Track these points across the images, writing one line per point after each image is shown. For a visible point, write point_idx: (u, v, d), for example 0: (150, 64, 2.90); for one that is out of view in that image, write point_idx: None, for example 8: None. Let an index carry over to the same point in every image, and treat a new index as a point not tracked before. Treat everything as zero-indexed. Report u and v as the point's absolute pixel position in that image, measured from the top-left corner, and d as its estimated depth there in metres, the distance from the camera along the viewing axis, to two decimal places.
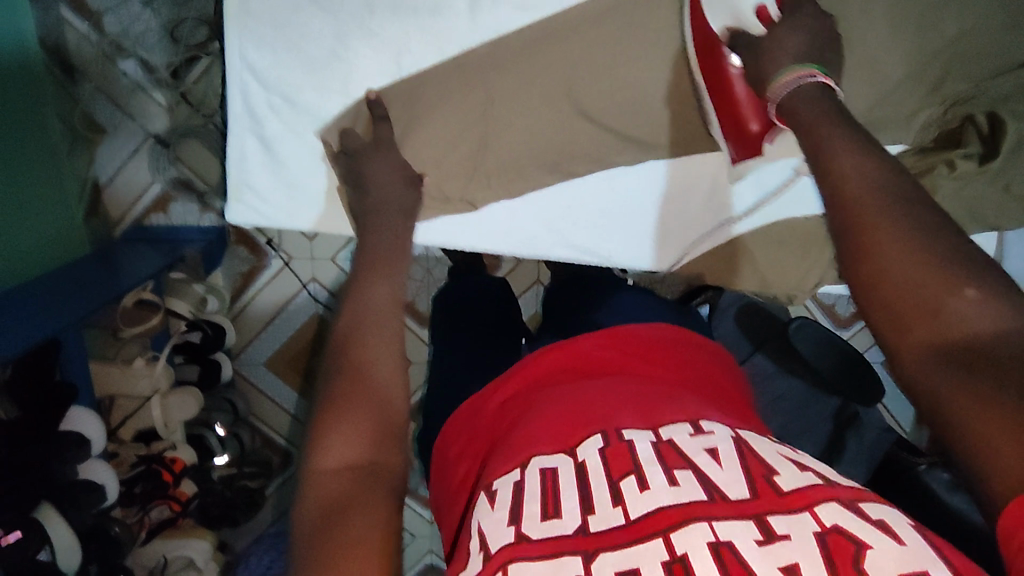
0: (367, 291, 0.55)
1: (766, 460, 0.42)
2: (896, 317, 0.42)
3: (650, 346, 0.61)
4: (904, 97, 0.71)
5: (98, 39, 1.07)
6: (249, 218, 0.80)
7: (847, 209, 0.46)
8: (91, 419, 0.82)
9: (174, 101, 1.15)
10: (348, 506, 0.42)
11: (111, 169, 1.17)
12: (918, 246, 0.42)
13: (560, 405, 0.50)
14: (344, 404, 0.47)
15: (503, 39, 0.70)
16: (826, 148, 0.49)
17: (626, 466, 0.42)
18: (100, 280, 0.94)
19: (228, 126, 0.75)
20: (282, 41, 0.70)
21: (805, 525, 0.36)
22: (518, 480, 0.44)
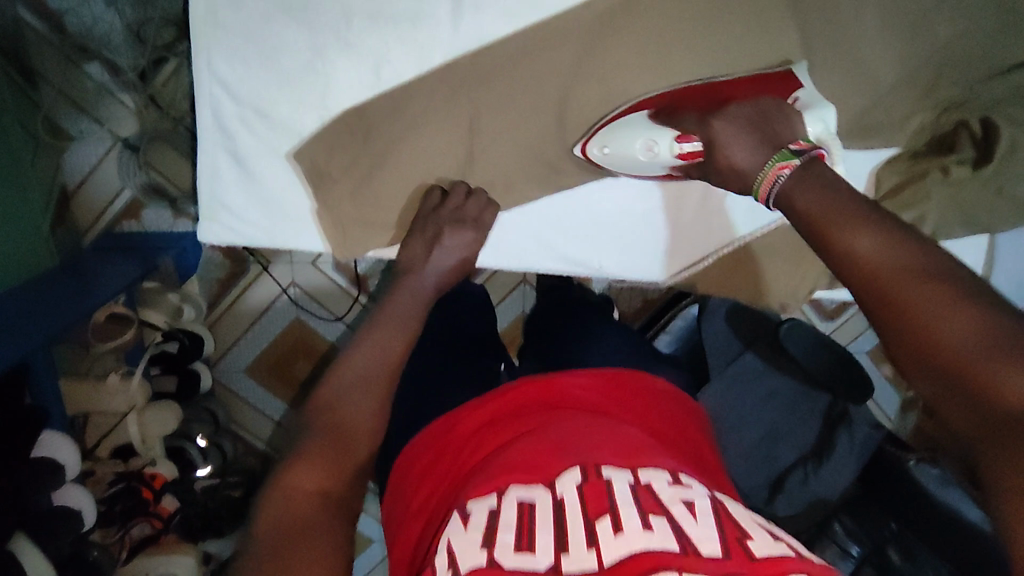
0: (372, 330, 0.62)
1: (741, 524, 0.43)
2: (936, 391, 0.41)
3: (641, 389, 0.62)
4: (894, 103, 0.70)
5: (58, 40, 1.02)
6: (225, 238, 0.77)
7: (866, 281, 0.44)
8: (65, 443, 0.78)
9: (142, 104, 1.10)
10: (305, 531, 0.46)
11: (78, 175, 1.14)
12: (959, 317, 0.40)
13: (540, 443, 0.52)
14: (331, 439, 0.53)
15: (488, 47, 0.67)
16: (833, 229, 0.47)
17: (601, 506, 0.44)
18: (67, 295, 0.90)
19: (198, 142, 0.71)
20: (253, 52, 0.67)
21: None
22: (495, 510, 0.45)
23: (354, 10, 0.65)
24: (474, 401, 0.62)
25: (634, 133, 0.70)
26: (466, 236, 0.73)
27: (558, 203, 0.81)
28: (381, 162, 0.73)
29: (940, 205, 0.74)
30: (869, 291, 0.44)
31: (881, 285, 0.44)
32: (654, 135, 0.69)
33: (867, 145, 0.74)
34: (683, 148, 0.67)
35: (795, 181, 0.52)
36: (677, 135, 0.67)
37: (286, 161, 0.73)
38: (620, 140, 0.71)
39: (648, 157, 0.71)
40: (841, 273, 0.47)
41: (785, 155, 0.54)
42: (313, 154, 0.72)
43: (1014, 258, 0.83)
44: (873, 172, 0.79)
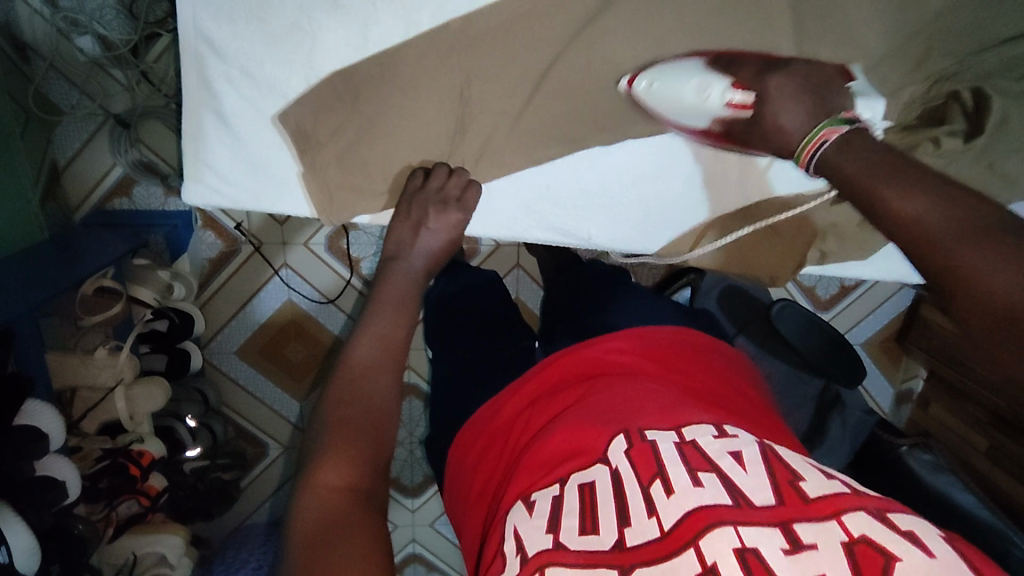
0: (375, 317, 0.59)
1: (792, 467, 0.44)
2: (1005, 354, 0.39)
3: (668, 353, 0.62)
4: (885, 75, 0.70)
5: (51, 14, 1.02)
6: (207, 198, 0.76)
7: (922, 248, 0.44)
8: (48, 411, 0.78)
9: (134, 80, 1.09)
10: (343, 526, 0.43)
11: (68, 151, 1.13)
12: (1015, 271, 0.38)
13: (572, 419, 0.52)
14: (352, 424, 0.50)
15: (475, 15, 0.67)
16: (883, 187, 0.47)
17: (652, 470, 0.45)
18: (61, 265, 0.91)
19: (183, 101, 0.71)
20: (241, 11, 0.66)
21: (832, 534, 0.37)
22: (557, 497, 0.46)
23: None
24: (510, 386, 0.63)
25: (687, 74, 0.67)
26: (450, 218, 0.72)
27: (551, 171, 0.79)
28: (371, 128, 0.72)
29: None
30: (922, 251, 0.44)
31: (934, 248, 0.43)
32: (706, 78, 0.66)
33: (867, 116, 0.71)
34: (732, 98, 0.64)
35: (838, 148, 0.53)
36: (729, 83, 0.65)
37: (273, 123, 0.72)
38: (667, 83, 0.67)
39: (696, 101, 0.67)
40: (897, 240, 0.46)
41: (836, 120, 0.55)
42: (298, 118, 0.72)
43: None
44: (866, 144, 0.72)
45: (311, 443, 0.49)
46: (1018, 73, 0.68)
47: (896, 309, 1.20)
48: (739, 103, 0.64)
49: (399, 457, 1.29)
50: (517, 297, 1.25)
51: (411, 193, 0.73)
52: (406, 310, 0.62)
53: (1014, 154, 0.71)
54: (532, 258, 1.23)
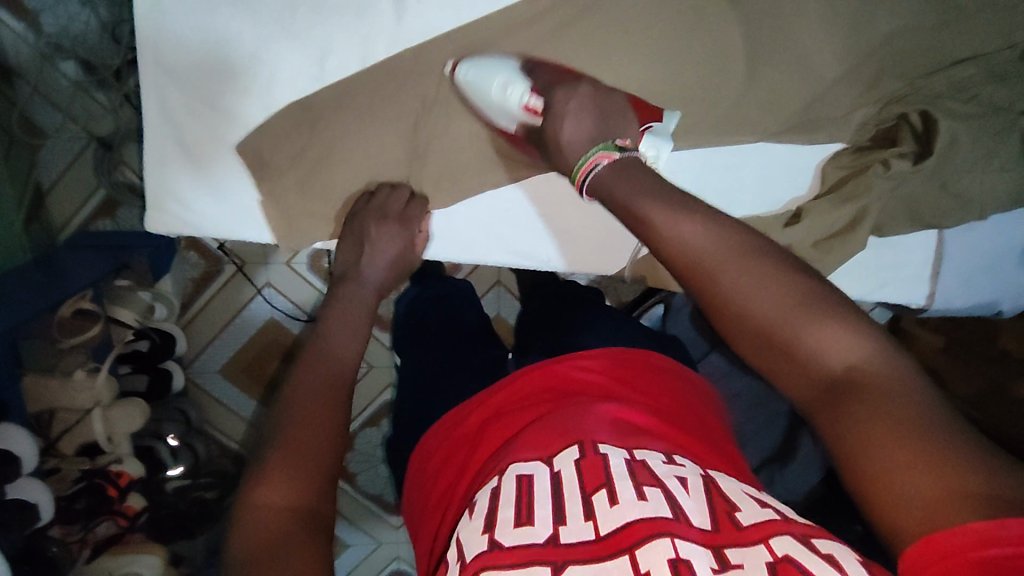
0: (331, 337, 0.62)
1: (730, 497, 0.45)
2: (771, 362, 0.47)
3: (634, 373, 0.63)
4: (837, 97, 0.73)
5: (35, 40, 1.05)
6: (168, 226, 0.75)
7: (689, 268, 0.50)
8: (21, 433, 0.78)
9: (117, 102, 1.13)
10: (282, 544, 0.44)
11: (52, 173, 1.11)
12: (769, 291, 0.47)
13: (531, 429, 0.53)
14: (296, 442, 0.51)
15: (434, 40, 0.70)
16: (651, 213, 0.52)
17: (598, 479, 0.45)
18: (37, 289, 0.90)
19: (143, 132, 0.72)
20: (201, 44, 0.69)
21: (759, 555, 0.38)
22: (496, 490, 0.47)
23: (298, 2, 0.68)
24: (481, 393, 0.64)
25: (495, 70, 0.68)
26: (394, 232, 0.73)
27: (511, 195, 0.81)
28: (326, 159, 0.74)
29: (882, 198, 0.73)
30: (693, 272, 0.49)
31: (706, 277, 0.49)
32: (512, 77, 0.68)
33: (814, 140, 0.75)
34: (529, 102, 0.68)
35: (616, 169, 0.58)
36: (529, 88, 0.68)
37: (234, 152, 0.73)
38: (480, 74, 0.68)
39: (499, 97, 0.69)
40: (665, 259, 0.52)
41: (608, 145, 0.60)
42: (259, 145, 0.73)
43: (961, 254, 0.87)
44: (816, 168, 0.78)
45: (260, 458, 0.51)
46: (968, 94, 0.71)
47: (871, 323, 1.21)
48: (533, 108, 0.68)
49: (380, 474, 1.29)
50: (497, 314, 1.26)
51: (364, 209, 0.74)
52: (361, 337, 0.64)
53: (966, 173, 0.72)
54: (512, 275, 1.24)
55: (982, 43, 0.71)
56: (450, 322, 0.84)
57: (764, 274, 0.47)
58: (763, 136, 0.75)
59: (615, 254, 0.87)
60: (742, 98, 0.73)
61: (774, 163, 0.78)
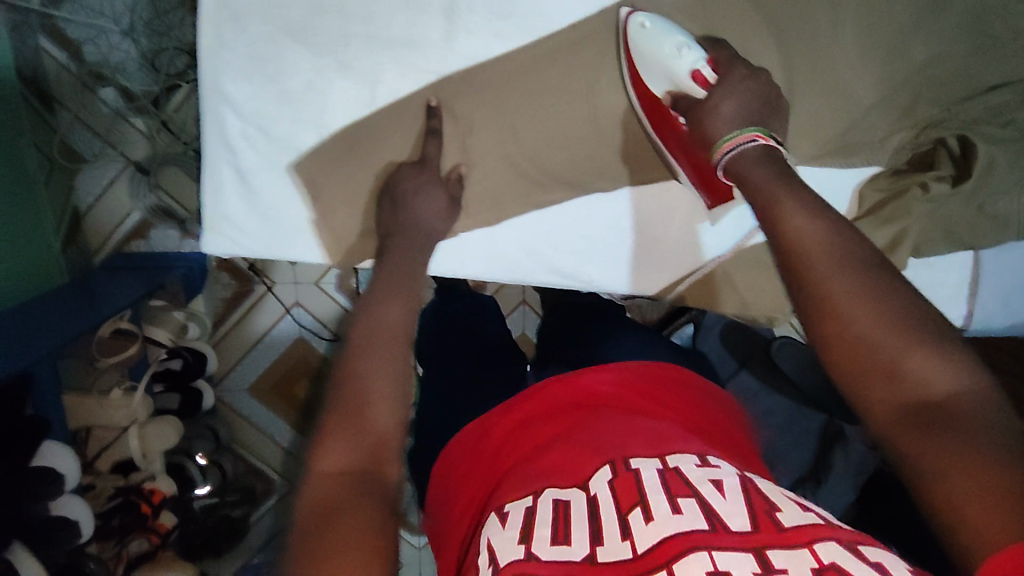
0: (377, 292, 0.61)
1: (771, 499, 0.44)
2: (856, 375, 0.44)
3: (654, 387, 0.63)
4: (873, 122, 0.74)
5: (77, 68, 1.08)
6: (226, 248, 0.79)
7: (797, 265, 0.48)
8: (63, 452, 0.79)
9: (155, 128, 1.15)
10: (339, 511, 0.45)
11: (90, 197, 1.19)
12: (874, 306, 0.44)
13: (564, 444, 0.54)
14: (356, 406, 0.51)
15: (481, 65, 0.72)
16: (782, 197, 0.52)
17: (633, 498, 0.45)
18: (73, 312, 0.91)
19: (201, 155, 0.75)
20: (258, 72, 0.71)
21: (803, 561, 0.38)
22: (531, 507, 0.47)
23: (352, 34, 0.70)
24: (503, 405, 0.63)
25: (676, 32, 0.66)
26: (438, 203, 0.72)
27: (553, 216, 0.82)
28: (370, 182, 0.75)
29: (922, 221, 0.76)
30: (802, 272, 0.47)
31: (810, 275, 0.47)
32: (690, 43, 0.65)
33: (852, 163, 0.77)
34: (701, 69, 0.65)
35: (748, 155, 0.58)
36: (706, 59, 0.65)
37: (287, 173, 0.76)
38: (658, 32, 0.67)
39: (670, 55, 0.65)
40: (777, 253, 0.50)
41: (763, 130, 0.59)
42: (313, 167, 0.75)
43: (997, 275, 0.88)
44: (854, 190, 0.79)
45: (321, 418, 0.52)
46: (1005, 118, 0.73)
47: None
48: (704, 77, 0.64)
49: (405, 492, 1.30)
50: (523, 334, 1.27)
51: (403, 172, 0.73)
52: (406, 288, 0.62)
53: (1001, 196, 0.75)
54: (537, 295, 1.25)
55: (1016, 68, 0.72)
56: (475, 338, 0.84)
57: (872, 285, 0.45)
58: (805, 158, 0.75)
59: (671, 274, 0.88)
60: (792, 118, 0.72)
61: (826, 182, 0.78)
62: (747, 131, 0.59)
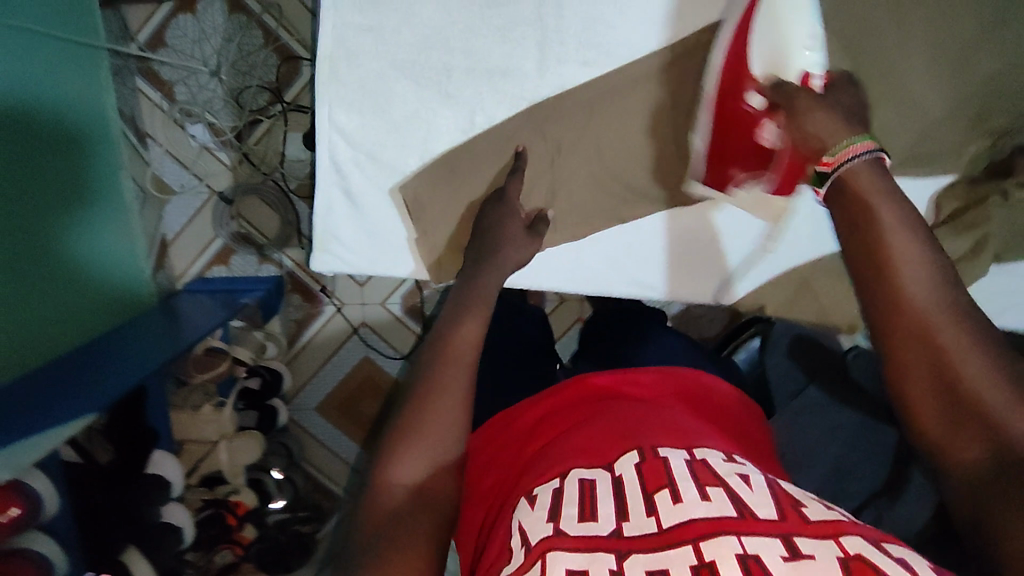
0: (470, 291, 0.65)
1: (796, 498, 0.43)
2: (949, 426, 0.45)
3: (685, 387, 0.65)
4: (946, 134, 0.78)
5: (168, 106, 1.16)
6: (333, 265, 0.88)
7: (899, 308, 0.48)
8: (170, 461, 0.86)
9: (236, 160, 1.21)
10: (398, 528, 0.46)
11: (176, 226, 1.23)
12: (984, 362, 0.44)
13: (596, 426, 0.53)
14: (419, 422, 0.51)
15: (567, 93, 0.77)
16: (878, 211, 0.51)
17: (660, 480, 0.44)
18: (159, 338, 0.97)
19: (317, 183, 0.82)
20: (372, 104, 0.78)
21: (830, 549, 0.37)
22: (558, 488, 0.46)
23: (454, 66, 0.76)
24: (527, 401, 0.65)
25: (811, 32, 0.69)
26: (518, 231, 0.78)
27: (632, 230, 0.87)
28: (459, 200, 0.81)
29: (1002, 226, 0.81)
30: (910, 323, 0.47)
31: (925, 321, 0.47)
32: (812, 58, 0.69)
33: (926, 174, 0.81)
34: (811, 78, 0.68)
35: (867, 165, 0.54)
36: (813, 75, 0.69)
37: (391, 196, 0.83)
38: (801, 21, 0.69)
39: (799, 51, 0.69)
40: (875, 294, 0.49)
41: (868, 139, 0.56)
42: (416, 189, 0.82)
43: None
44: (930, 199, 0.83)
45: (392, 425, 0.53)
46: None
47: None
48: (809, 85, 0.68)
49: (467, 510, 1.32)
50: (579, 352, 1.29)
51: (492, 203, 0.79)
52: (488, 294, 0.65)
53: None
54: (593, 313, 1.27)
55: None
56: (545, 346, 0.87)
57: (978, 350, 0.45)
58: None
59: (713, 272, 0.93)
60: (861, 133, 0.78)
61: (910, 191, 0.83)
62: (874, 142, 0.56)
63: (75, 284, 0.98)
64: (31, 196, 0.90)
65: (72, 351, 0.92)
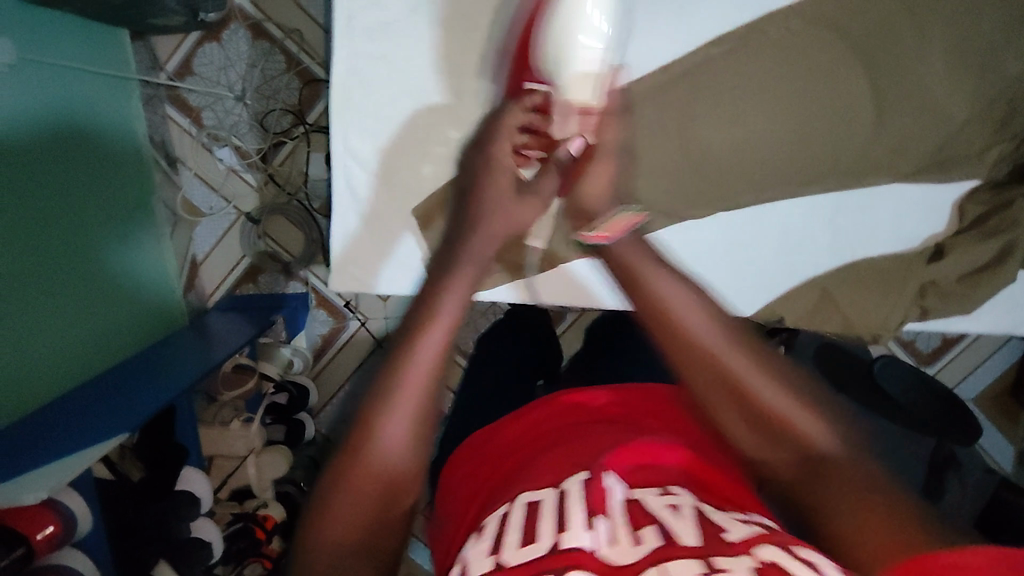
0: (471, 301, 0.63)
1: (716, 521, 0.44)
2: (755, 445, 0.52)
3: (653, 404, 0.62)
4: (970, 137, 0.79)
5: (196, 132, 1.20)
6: (350, 285, 0.87)
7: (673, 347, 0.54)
8: (201, 477, 0.87)
9: (262, 181, 1.24)
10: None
11: (205, 247, 1.26)
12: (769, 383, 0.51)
13: (549, 456, 0.53)
14: (360, 453, 0.44)
15: None
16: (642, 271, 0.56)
17: (600, 504, 0.44)
18: (197, 355, 1.01)
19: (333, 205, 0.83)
20: (384, 125, 0.81)
21: (744, 563, 0.38)
22: (503, 516, 0.46)
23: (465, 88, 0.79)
24: (487, 429, 0.64)
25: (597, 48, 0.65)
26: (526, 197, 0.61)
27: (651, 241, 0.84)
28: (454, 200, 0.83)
29: None
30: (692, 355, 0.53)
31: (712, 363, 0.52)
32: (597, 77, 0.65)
33: (951, 178, 0.81)
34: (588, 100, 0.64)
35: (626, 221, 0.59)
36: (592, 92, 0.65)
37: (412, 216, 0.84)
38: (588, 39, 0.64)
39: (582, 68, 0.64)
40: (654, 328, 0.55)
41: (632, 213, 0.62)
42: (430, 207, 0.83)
43: None
44: (953, 206, 0.84)
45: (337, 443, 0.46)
46: None
47: (1005, 362, 1.13)
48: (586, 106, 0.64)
49: None
50: None
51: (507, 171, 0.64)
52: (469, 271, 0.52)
53: None
54: None
55: None
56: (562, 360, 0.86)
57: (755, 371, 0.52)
58: (897, 177, 0.81)
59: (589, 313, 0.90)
60: (874, 138, 0.79)
61: (939, 198, 0.83)
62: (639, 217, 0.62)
63: (113, 309, 1.01)
64: (78, 212, 0.95)
65: (108, 373, 0.95)
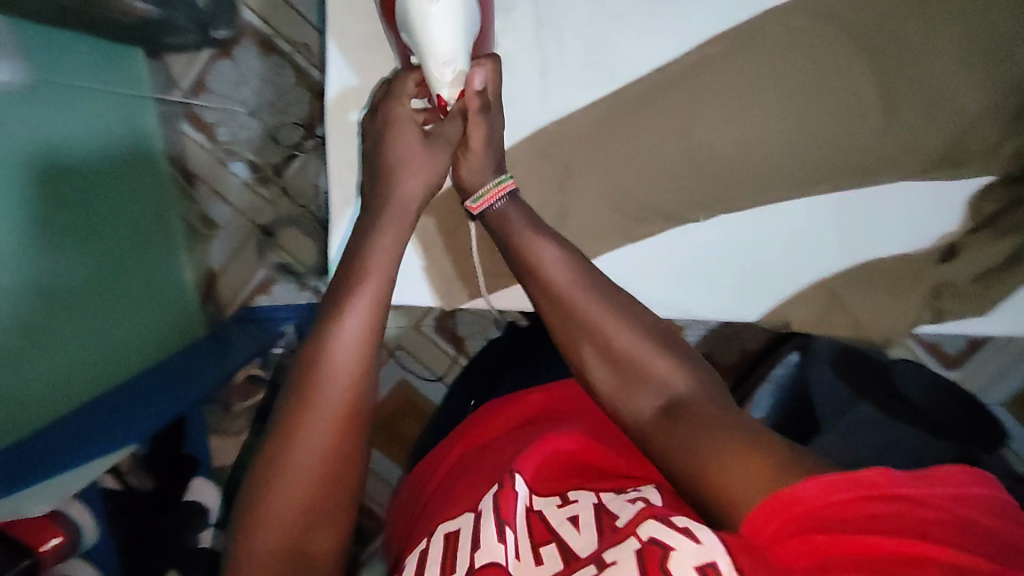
0: None
1: (612, 511, 0.52)
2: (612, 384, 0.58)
3: (561, 401, 0.69)
4: (981, 132, 0.77)
5: (212, 147, 1.22)
6: None
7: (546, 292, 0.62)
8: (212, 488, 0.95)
9: (277, 195, 1.25)
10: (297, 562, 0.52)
11: (222, 259, 1.24)
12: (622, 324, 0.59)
13: (470, 472, 0.61)
14: (284, 470, 0.52)
15: (571, 114, 0.81)
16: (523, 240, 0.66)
17: (507, 511, 0.52)
18: (210, 360, 1.03)
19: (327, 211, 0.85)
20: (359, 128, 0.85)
21: (629, 547, 0.46)
22: (425, 548, 0.54)
23: None
24: (433, 449, 0.71)
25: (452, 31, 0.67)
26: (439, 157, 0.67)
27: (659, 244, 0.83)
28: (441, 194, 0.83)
29: None
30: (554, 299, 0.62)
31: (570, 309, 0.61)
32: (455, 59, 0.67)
33: (962, 174, 0.79)
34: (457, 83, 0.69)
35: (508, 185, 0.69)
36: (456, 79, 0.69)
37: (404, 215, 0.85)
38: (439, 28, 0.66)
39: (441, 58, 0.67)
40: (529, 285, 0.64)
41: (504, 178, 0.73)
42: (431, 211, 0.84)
43: None
44: (965, 202, 0.80)
45: (250, 482, 0.54)
46: None
47: None
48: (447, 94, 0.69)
49: None
50: None
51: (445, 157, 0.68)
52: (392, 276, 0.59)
53: None
54: None
55: None
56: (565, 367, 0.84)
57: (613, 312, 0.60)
58: (905, 175, 0.79)
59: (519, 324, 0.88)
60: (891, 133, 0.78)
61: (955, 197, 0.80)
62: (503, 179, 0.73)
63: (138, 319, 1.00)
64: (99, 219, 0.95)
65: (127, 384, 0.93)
